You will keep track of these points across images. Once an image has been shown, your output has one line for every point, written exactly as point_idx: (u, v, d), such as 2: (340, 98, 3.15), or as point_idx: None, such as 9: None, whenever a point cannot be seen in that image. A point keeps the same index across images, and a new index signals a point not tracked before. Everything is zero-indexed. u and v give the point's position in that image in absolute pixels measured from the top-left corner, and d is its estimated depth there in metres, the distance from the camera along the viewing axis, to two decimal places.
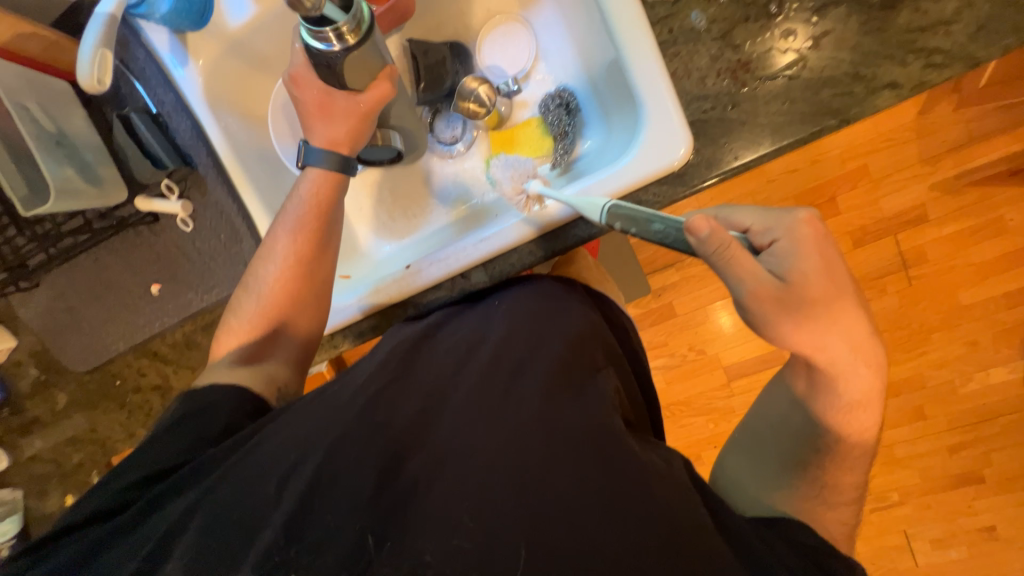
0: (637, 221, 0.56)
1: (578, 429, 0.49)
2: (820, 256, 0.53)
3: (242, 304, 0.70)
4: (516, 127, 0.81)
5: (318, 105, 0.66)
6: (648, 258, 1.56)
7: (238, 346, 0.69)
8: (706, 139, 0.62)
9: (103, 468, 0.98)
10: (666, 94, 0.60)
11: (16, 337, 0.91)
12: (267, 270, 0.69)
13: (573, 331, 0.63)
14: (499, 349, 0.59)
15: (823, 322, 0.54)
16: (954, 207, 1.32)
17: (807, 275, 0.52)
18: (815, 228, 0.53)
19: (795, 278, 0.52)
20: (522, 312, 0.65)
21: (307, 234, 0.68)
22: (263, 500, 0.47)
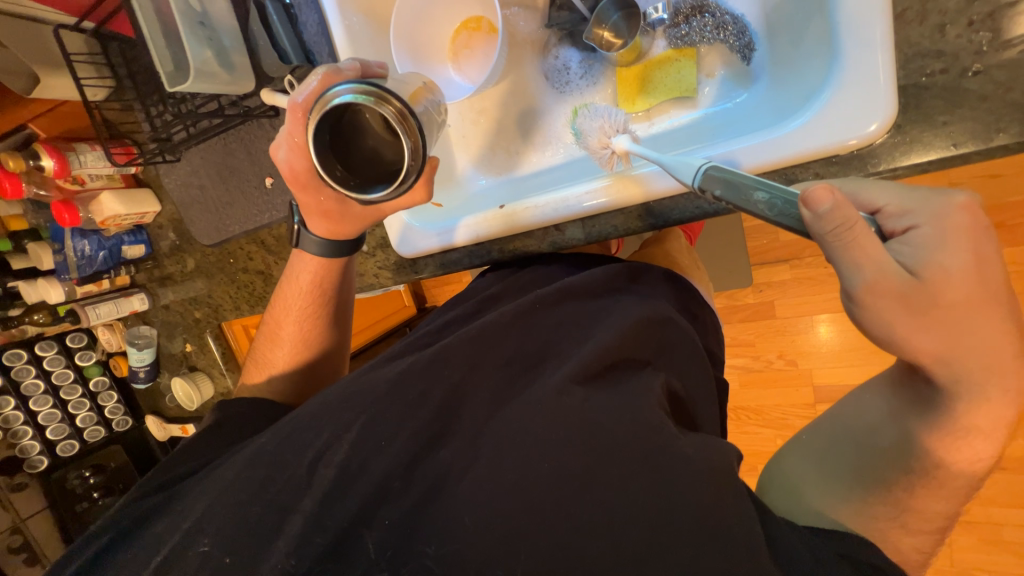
0: (732, 185, 0.47)
1: (624, 428, 0.44)
2: (972, 257, 0.40)
3: (274, 339, 0.74)
4: (654, 65, 0.68)
5: (331, 208, 0.64)
6: (761, 247, 1.36)
7: (273, 380, 0.73)
8: (915, 112, 0.47)
9: (215, 328, 1.15)
10: (882, 42, 0.45)
11: (160, 203, 1.05)
12: (286, 295, 0.73)
13: (626, 320, 0.53)
14: (555, 324, 0.56)
15: (988, 365, 0.42)
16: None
17: (946, 274, 0.40)
18: (976, 224, 0.40)
19: (931, 275, 0.40)
20: (570, 296, 0.58)
21: (337, 248, 0.68)
22: (293, 481, 0.48)
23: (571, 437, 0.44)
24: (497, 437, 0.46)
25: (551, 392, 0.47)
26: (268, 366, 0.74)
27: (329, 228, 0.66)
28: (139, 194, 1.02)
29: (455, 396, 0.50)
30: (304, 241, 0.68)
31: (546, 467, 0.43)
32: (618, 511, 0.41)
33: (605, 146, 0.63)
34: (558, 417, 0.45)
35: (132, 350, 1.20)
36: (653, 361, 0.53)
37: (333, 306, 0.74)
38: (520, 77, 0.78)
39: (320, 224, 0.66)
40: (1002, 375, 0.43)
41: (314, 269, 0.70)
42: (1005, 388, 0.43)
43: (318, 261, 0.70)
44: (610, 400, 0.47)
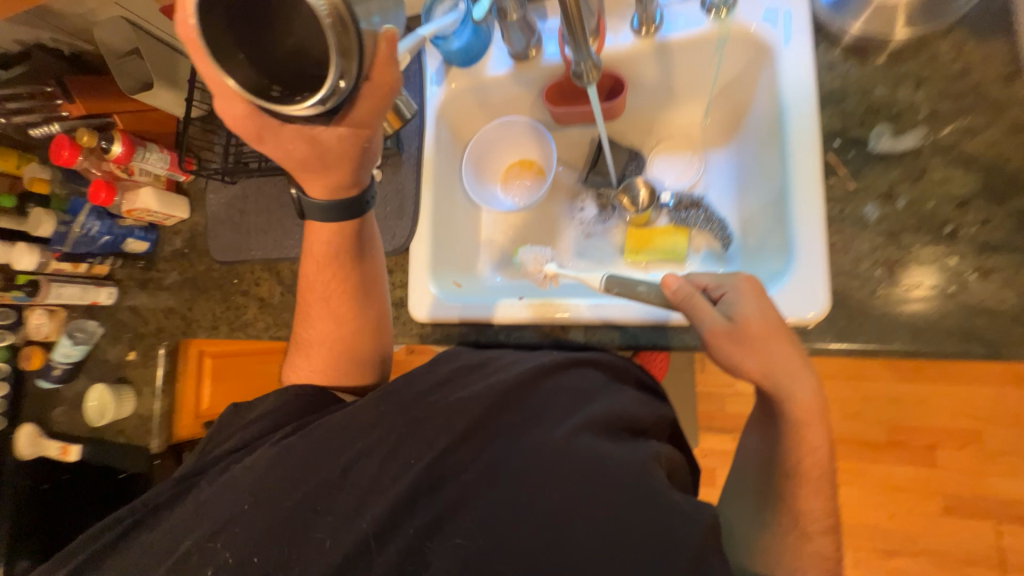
0: (623, 283, 0.71)
1: (619, 490, 0.46)
2: (763, 306, 0.58)
3: (316, 317, 0.71)
4: (657, 232, 0.87)
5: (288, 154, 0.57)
6: (708, 412, 1.50)
7: (324, 349, 0.70)
8: (841, 313, 0.62)
9: (171, 342, 1.09)
10: (819, 260, 0.62)
11: (188, 213, 1.10)
12: (315, 273, 0.69)
13: (625, 402, 0.55)
14: (551, 393, 0.54)
15: (795, 379, 0.56)
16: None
17: (749, 318, 0.57)
18: (756, 284, 0.60)
19: (739, 319, 0.57)
20: (562, 373, 0.57)
21: (337, 211, 0.63)
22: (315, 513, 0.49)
23: (574, 485, 0.46)
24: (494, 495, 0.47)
25: (552, 454, 0.48)
26: (314, 341, 0.71)
27: (326, 186, 0.60)
28: (175, 200, 1.07)
29: (444, 445, 0.50)
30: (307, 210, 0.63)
31: (564, 516, 0.45)
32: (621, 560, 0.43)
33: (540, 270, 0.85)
34: (562, 460, 0.47)
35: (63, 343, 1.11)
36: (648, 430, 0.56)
37: (351, 275, 0.69)
38: (549, 209, 0.96)
39: (317, 187, 0.60)
40: (804, 379, 0.56)
41: (325, 240, 0.66)
42: (811, 389, 0.56)
43: (323, 232, 0.65)
44: (613, 444, 0.49)
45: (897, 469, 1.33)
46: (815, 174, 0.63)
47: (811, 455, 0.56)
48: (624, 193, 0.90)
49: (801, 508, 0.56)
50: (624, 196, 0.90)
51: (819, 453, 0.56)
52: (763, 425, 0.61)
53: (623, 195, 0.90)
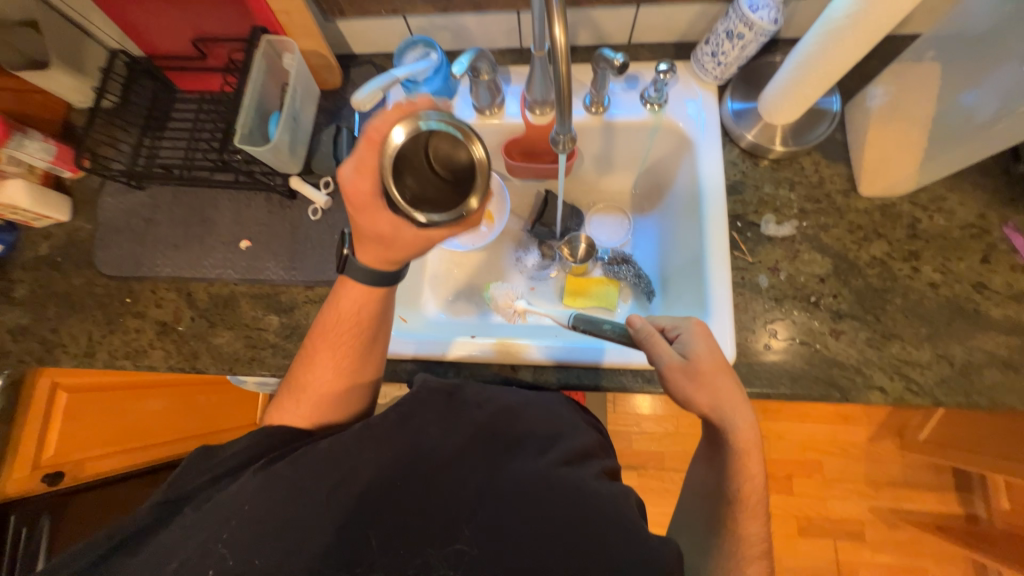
0: (590, 323, 0.76)
1: (604, 523, 0.50)
2: (711, 345, 0.67)
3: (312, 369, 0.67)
4: (592, 281, 0.97)
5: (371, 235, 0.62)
6: (618, 449, 1.61)
7: (312, 405, 0.66)
8: (743, 362, 0.75)
9: (17, 372, 0.87)
10: (728, 316, 0.75)
11: (71, 216, 0.93)
12: (327, 324, 0.67)
13: (588, 442, 0.59)
14: (528, 424, 0.59)
15: (736, 411, 0.65)
16: (852, 527, 1.54)
17: (701, 356, 0.65)
18: (705, 328, 0.69)
19: (693, 356, 0.66)
20: (533, 404, 0.62)
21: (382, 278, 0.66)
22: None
23: (558, 518, 0.50)
24: (491, 529, 0.51)
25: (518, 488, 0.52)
26: (303, 394, 0.67)
27: (378, 259, 0.65)
28: (55, 199, 0.90)
29: None
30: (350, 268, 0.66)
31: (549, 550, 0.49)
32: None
33: (508, 305, 0.94)
34: (550, 489, 0.52)
35: None
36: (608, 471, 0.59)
37: (369, 335, 0.68)
38: (494, 252, 1.02)
39: (369, 252, 0.64)
40: (742, 412, 0.65)
41: (357, 299, 0.67)
42: (745, 420, 0.65)
43: (359, 291, 0.66)
44: (590, 476, 0.54)
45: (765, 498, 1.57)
46: (725, 248, 0.78)
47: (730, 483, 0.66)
48: (566, 244, 0.98)
49: None
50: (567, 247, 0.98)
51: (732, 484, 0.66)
52: (709, 454, 0.71)
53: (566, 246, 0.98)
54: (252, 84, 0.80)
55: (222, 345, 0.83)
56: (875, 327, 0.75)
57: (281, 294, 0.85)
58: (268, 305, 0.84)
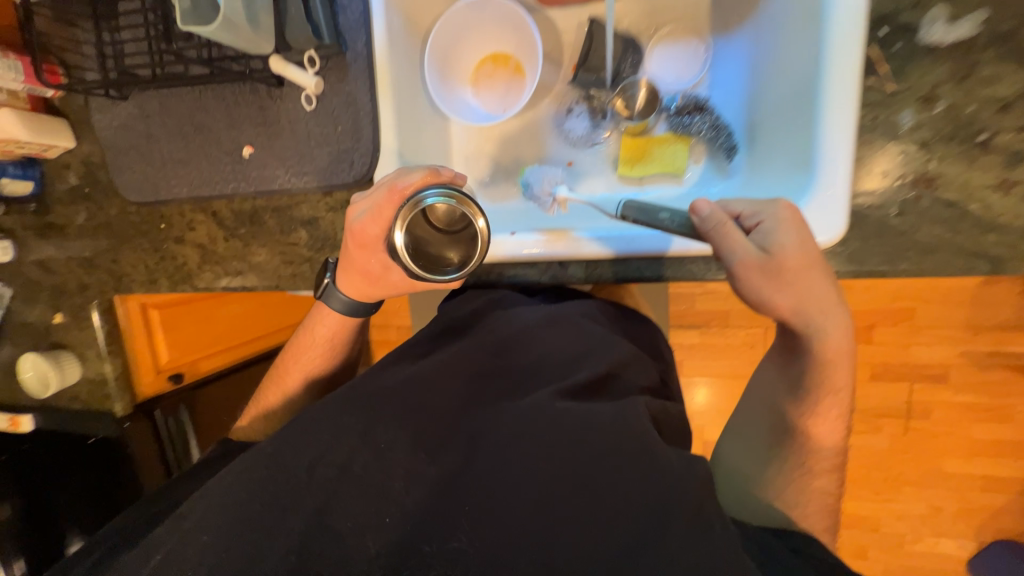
0: (644, 210, 0.63)
1: (612, 437, 0.44)
2: (802, 238, 0.56)
3: (289, 376, 0.71)
4: (654, 141, 0.78)
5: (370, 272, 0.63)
6: (679, 311, 1.56)
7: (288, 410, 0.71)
8: (857, 232, 0.61)
9: (106, 300, 0.95)
10: (842, 175, 0.59)
11: (75, 141, 0.86)
12: (307, 337, 0.70)
13: (615, 356, 0.56)
14: (548, 347, 0.57)
15: (826, 313, 0.56)
16: (934, 372, 1.44)
17: (786, 249, 0.55)
18: (796, 214, 0.57)
19: (776, 250, 0.55)
20: (556, 326, 0.60)
21: (359, 308, 0.68)
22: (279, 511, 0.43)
23: (554, 439, 0.44)
24: (490, 449, 0.45)
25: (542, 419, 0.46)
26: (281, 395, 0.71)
27: (360, 289, 0.65)
28: (50, 124, 0.83)
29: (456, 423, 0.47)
30: (328, 296, 0.67)
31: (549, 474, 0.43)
32: (608, 518, 0.40)
33: (548, 196, 0.77)
34: (584, 427, 0.45)
35: None
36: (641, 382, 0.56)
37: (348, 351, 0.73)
38: (528, 118, 0.83)
39: (350, 283, 0.65)
40: (834, 315, 0.57)
41: (333, 325, 0.69)
42: (838, 325, 0.57)
43: (336, 316, 0.68)
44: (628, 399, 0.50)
45: None
46: (854, 78, 0.57)
47: (816, 372, 0.59)
48: (619, 95, 0.79)
49: None
50: (620, 100, 0.79)
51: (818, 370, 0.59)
52: (784, 358, 0.62)
53: (619, 98, 0.79)
54: None
55: (262, 263, 0.81)
56: None
57: (300, 205, 0.78)
58: (291, 218, 0.79)
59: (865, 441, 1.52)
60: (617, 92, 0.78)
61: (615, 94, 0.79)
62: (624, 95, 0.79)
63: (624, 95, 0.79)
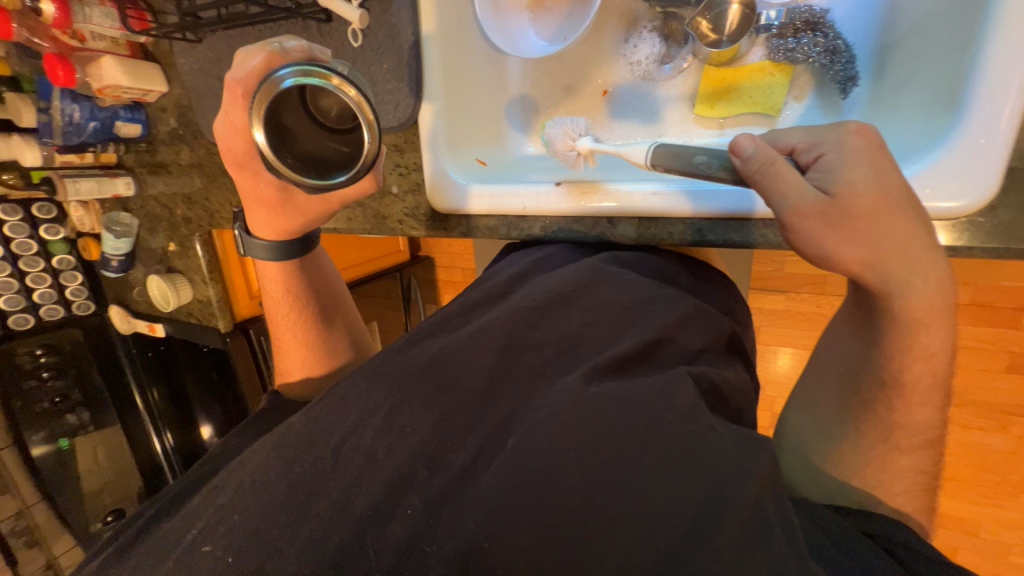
0: (678, 156, 0.54)
1: (657, 419, 0.39)
2: (874, 172, 0.45)
3: (284, 337, 0.76)
4: (744, 74, 0.64)
5: (272, 198, 0.64)
6: (762, 273, 1.39)
7: (302, 364, 0.76)
8: (1015, 196, 0.46)
9: (205, 234, 1.08)
10: (1004, 119, 0.44)
11: (167, 85, 0.94)
12: (274, 300, 0.74)
13: (671, 316, 0.50)
14: (596, 305, 0.51)
15: (912, 264, 0.45)
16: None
17: (856, 186, 0.45)
18: (870, 137, 0.46)
19: (842, 192, 0.45)
20: (602, 283, 0.54)
21: (289, 247, 0.71)
22: (318, 464, 0.43)
23: (597, 423, 0.39)
24: (525, 424, 0.41)
25: (581, 405, 0.40)
26: (286, 355, 0.76)
27: (274, 228, 0.67)
28: (147, 70, 0.90)
29: (477, 392, 0.44)
30: (252, 247, 0.70)
31: (594, 462, 0.37)
32: (663, 520, 0.34)
33: (569, 150, 0.65)
34: (627, 419, 0.39)
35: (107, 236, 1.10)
36: (699, 351, 0.50)
37: (315, 295, 0.76)
38: (592, 46, 0.72)
39: (266, 228, 0.67)
40: (925, 266, 0.45)
41: (278, 279, 0.73)
42: (928, 278, 0.45)
43: (273, 265, 0.71)
44: (672, 369, 0.46)
45: (968, 330, 1.21)
46: None
47: (927, 364, 0.47)
48: (704, 15, 0.62)
49: (901, 434, 0.48)
50: (705, 22, 0.62)
51: (935, 360, 0.47)
52: (858, 328, 0.51)
53: (704, 19, 0.62)
54: None
55: None
56: None
57: None
58: None
59: (980, 439, 1.29)
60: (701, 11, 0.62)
61: (698, 14, 0.62)
62: (712, 14, 0.62)
63: (712, 14, 0.62)
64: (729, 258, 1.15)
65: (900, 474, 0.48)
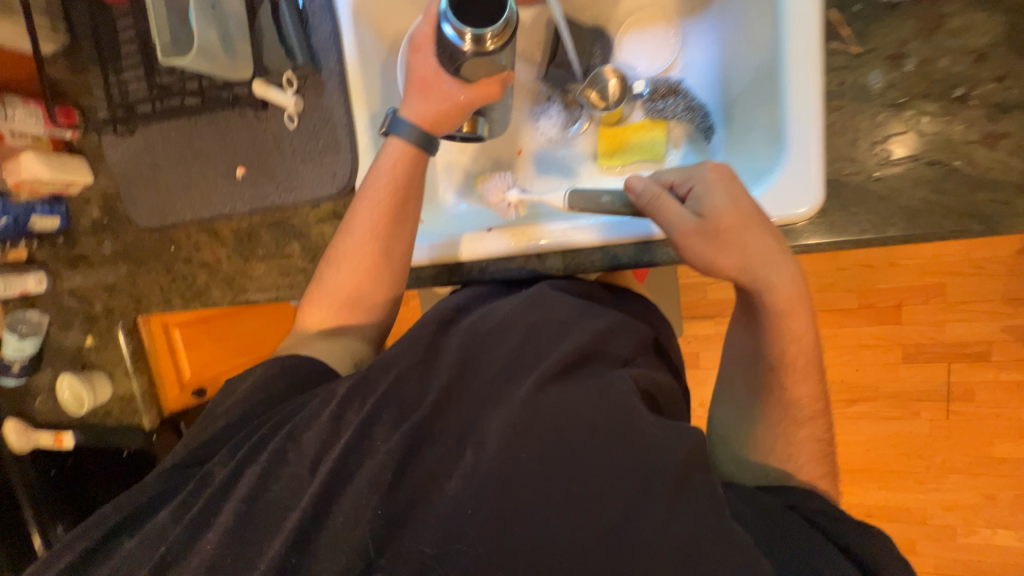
0: (587, 197, 0.67)
1: (595, 409, 0.45)
2: (731, 197, 0.56)
3: (325, 275, 0.68)
4: (631, 130, 0.77)
5: (421, 79, 0.63)
6: (691, 303, 1.53)
7: (320, 318, 0.67)
8: (837, 202, 0.58)
9: (129, 323, 1.01)
10: (813, 147, 0.56)
11: (93, 176, 0.93)
12: (346, 241, 0.67)
13: (602, 325, 0.56)
14: (536, 321, 0.56)
15: (769, 266, 0.55)
16: (975, 350, 1.35)
17: (719, 211, 0.56)
18: (723, 171, 0.58)
19: (710, 214, 0.56)
20: (538, 302, 0.59)
21: (422, 133, 0.65)
22: (287, 487, 0.47)
23: (543, 417, 0.45)
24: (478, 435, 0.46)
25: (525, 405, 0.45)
26: (324, 280, 0.68)
27: (424, 117, 0.64)
28: (69, 163, 0.89)
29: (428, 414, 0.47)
30: (397, 122, 0.65)
31: (541, 454, 0.43)
32: (599, 493, 0.41)
33: (501, 200, 0.77)
34: (567, 413, 0.45)
35: (10, 338, 1.02)
36: (631, 358, 0.56)
37: (399, 252, 0.68)
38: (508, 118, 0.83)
39: (417, 104, 0.64)
40: (779, 265, 0.55)
41: (381, 203, 0.65)
42: (783, 275, 0.55)
43: (399, 155, 0.65)
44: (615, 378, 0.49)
45: (865, 329, 1.40)
46: (814, 43, 0.55)
47: (796, 343, 0.57)
48: (589, 87, 0.78)
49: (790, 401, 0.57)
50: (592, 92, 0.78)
51: (802, 340, 0.57)
52: (749, 317, 0.61)
53: (590, 90, 0.78)
54: None
55: (261, 277, 0.86)
56: None
57: (293, 218, 0.82)
58: (284, 232, 0.83)
59: (902, 427, 1.43)
60: (584, 84, 0.78)
61: (583, 86, 0.78)
62: (594, 85, 0.78)
63: (596, 84, 0.78)
64: (659, 290, 1.27)
65: (798, 439, 0.56)
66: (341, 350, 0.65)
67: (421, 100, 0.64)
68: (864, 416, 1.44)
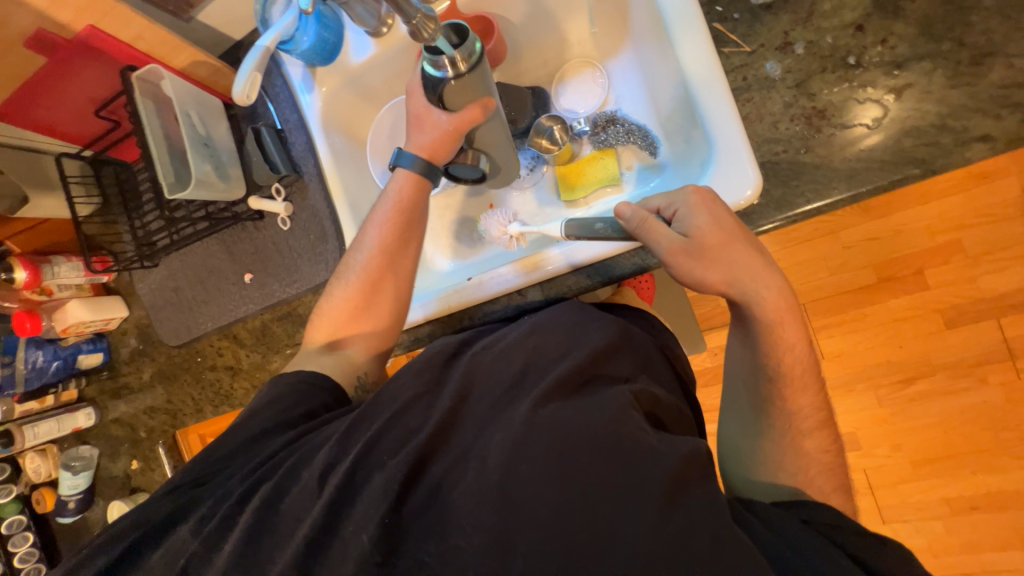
0: (583, 225, 0.67)
1: (590, 421, 0.45)
2: (713, 215, 0.58)
3: (334, 289, 0.73)
4: (584, 163, 0.83)
5: (416, 117, 0.69)
6: (706, 314, 1.50)
7: (326, 330, 0.72)
8: (776, 180, 0.62)
9: (168, 439, 1.07)
10: (738, 137, 0.61)
11: (128, 309, 1.05)
12: (357, 258, 0.72)
13: (600, 342, 0.56)
14: (534, 348, 0.56)
15: (756, 278, 0.57)
16: (1020, 299, 1.26)
17: (703, 230, 0.57)
18: (703, 195, 0.59)
19: (695, 233, 0.57)
20: (541, 328, 0.59)
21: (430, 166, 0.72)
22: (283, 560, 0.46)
23: (545, 441, 0.44)
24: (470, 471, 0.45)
25: (519, 432, 0.46)
26: (330, 296, 0.73)
27: (427, 148, 0.70)
28: (108, 302, 1.02)
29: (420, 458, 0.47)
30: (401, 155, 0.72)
31: (547, 474, 0.42)
32: (601, 503, 0.40)
33: (504, 233, 0.82)
34: (557, 430, 0.45)
35: (65, 476, 1.09)
36: (633, 377, 0.55)
37: (401, 273, 0.72)
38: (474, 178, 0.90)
39: (419, 140, 0.70)
40: (765, 279, 0.57)
41: (387, 230, 0.71)
42: (770, 286, 0.57)
43: (409, 181, 0.72)
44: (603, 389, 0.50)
45: (896, 303, 1.32)
46: (709, 53, 0.62)
47: (793, 353, 0.57)
48: (539, 136, 0.83)
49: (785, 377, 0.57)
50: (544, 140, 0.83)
51: (794, 341, 0.57)
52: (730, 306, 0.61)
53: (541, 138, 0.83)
54: (149, 129, 0.76)
55: (278, 368, 0.93)
56: (955, 59, 0.57)
57: (298, 307, 0.90)
58: (293, 322, 0.91)
59: (972, 399, 1.30)
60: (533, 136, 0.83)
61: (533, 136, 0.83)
62: (542, 134, 0.83)
63: (543, 133, 0.83)
64: (665, 305, 1.27)
65: None
66: (344, 365, 0.71)
67: (418, 132, 0.70)
68: (927, 396, 1.32)
